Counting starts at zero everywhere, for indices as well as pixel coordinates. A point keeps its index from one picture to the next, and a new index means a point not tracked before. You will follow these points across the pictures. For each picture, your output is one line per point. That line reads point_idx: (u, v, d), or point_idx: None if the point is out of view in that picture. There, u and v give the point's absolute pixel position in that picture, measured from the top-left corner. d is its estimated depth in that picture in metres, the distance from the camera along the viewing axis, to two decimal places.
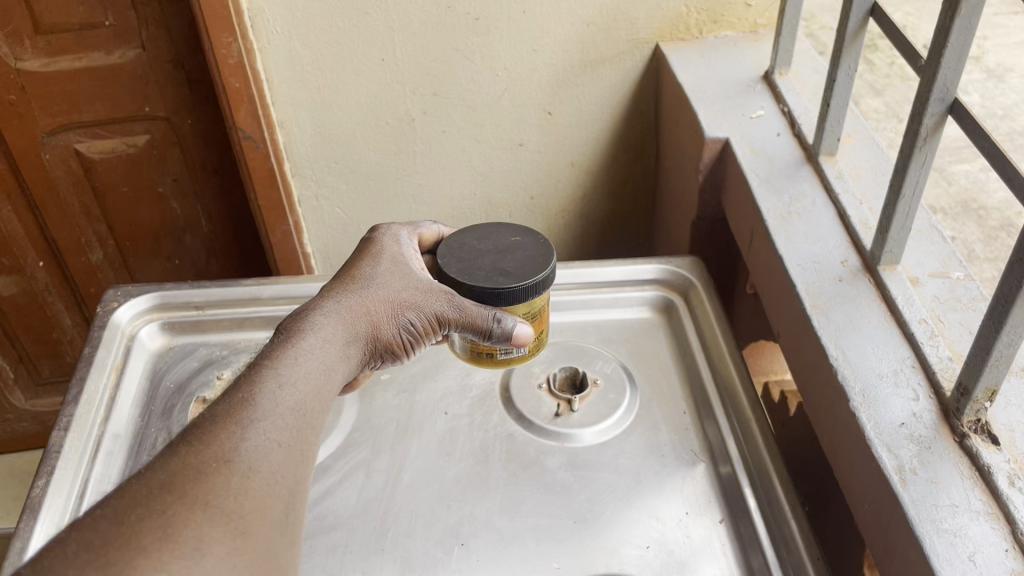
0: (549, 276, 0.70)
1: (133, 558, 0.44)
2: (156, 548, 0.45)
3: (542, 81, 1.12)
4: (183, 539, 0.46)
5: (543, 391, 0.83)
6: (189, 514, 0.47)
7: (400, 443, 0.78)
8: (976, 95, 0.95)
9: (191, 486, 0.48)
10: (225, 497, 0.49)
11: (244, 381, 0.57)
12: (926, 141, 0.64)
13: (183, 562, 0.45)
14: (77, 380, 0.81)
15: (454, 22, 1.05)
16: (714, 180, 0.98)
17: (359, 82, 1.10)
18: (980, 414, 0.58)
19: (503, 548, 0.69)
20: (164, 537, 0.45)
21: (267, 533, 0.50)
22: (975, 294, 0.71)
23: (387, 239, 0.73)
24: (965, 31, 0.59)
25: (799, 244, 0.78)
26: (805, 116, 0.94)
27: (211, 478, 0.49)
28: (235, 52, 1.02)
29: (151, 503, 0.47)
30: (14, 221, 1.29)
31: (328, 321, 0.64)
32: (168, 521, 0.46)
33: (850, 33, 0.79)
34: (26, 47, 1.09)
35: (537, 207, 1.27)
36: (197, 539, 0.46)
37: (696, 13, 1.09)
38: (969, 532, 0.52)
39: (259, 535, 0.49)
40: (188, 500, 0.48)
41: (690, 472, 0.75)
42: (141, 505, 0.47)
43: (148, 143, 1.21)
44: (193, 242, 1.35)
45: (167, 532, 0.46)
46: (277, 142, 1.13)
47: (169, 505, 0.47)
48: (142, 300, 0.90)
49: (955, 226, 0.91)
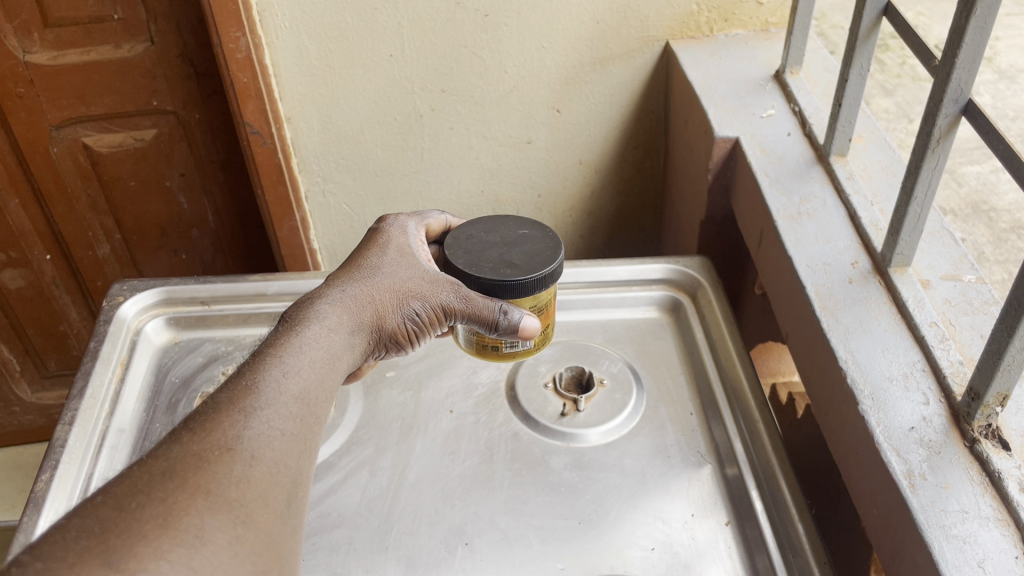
0: (556, 269, 0.70)
1: (133, 545, 0.43)
2: (155, 535, 0.44)
3: (551, 78, 1.12)
4: (182, 526, 0.46)
5: (548, 390, 0.82)
6: (189, 503, 0.47)
7: (404, 441, 0.78)
8: (987, 96, 0.94)
9: (194, 474, 0.48)
10: (227, 486, 0.49)
11: (248, 368, 0.57)
12: (940, 142, 0.63)
13: (183, 549, 0.45)
14: (82, 374, 0.81)
15: (462, 18, 1.05)
16: (723, 180, 0.97)
17: (367, 76, 1.09)
18: (991, 419, 0.57)
19: (507, 548, 0.69)
20: (164, 525, 0.45)
21: (270, 523, 0.50)
22: (986, 297, 0.70)
23: (393, 229, 0.73)
24: (980, 30, 0.58)
25: (809, 245, 0.77)
26: (816, 116, 0.93)
27: (213, 467, 0.49)
28: (244, 46, 1.02)
29: (152, 490, 0.47)
30: (21, 214, 1.30)
31: (333, 309, 0.64)
32: (168, 508, 0.46)
33: (863, 32, 0.78)
34: (35, 40, 1.09)
35: (545, 205, 1.27)
36: (197, 527, 0.46)
37: (706, 11, 1.08)
38: (978, 539, 0.51)
39: (262, 525, 0.49)
40: (189, 488, 0.47)
41: (697, 473, 0.75)
42: (142, 492, 0.46)
43: (156, 138, 1.21)
44: (199, 237, 1.35)
45: (166, 520, 0.45)
46: (284, 137, 1.13)
47: (170, 493, 0.47)
48: (147, 294, 0.90)
49: (965, 228, 0.90)
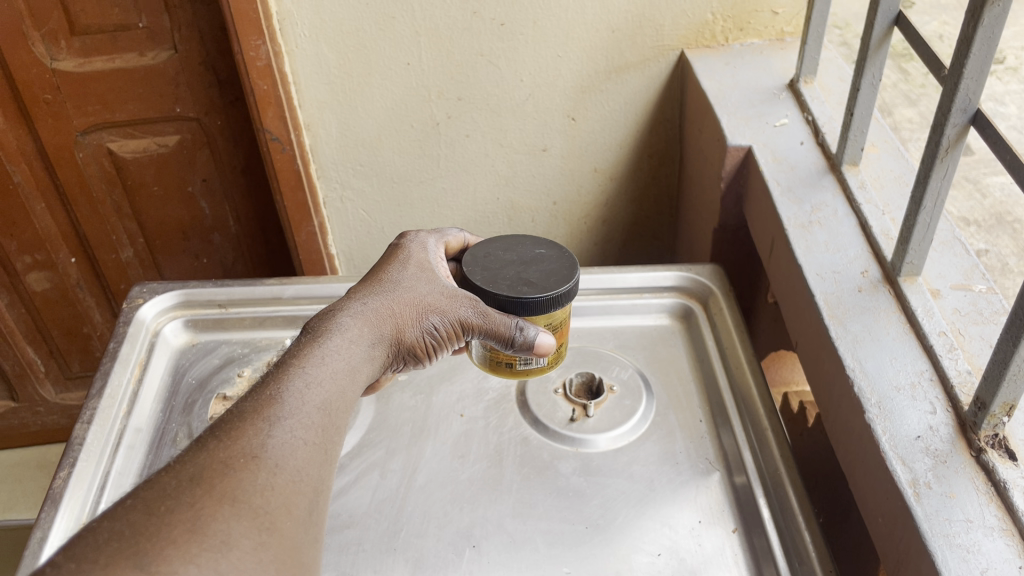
0: (572, 288, 0.70)
1: (162, 550, 0.45)
2: (184, 540, 0.46)
3: (567, 87, 1.13)
4: (210, 531, 0.47)
5: (559, 395, 0.83)
6: (216, 508, 0.48)
7: (415, 444, 0.79)
8: (1013, 105, 0.92)
9: (218, 481, 0.49)
10: (251, 492, 0.50)
11: (271, 379, 0.58)
12: (948, 152, 0.63)
13: (210, 554, 0.46)
14: (102, 374, 0.83)
15: (478, 28, 1.06)
16: (736, 189, 0.98)
17: (386, 84, 1.11)
18: (998, 429, 0.57)
19: (514, 551, 0.69)
20: (192, 529, 0.46)
21: (292, 530, 0.51)
22: (997, 307, 0.70)
23: (413, 245, 0.74)
24: (988, 41, 0.58)
25: (820, 253, 0.77)
26: (829, 125, 0.93)
27: (238, 475, 0.50)
28: (264, 55, 1.04)
29: (180, 495, 0.48)
30: (47, 218, 1.33)
31: (354, 322, 0.65)
32: (195, 514, 0.47)
33: (875, 43, 0.78)
34: (62, 47, 1.12)
35: (559, 212, 1.27)
36: (224, 533, 0.47)
37: (722, 20, 1.08)
38: (983, 549, 0.51)
39: (286, 532, 0.50)
40: (215, 494, 0.49)
41: (705, 481, 0.75)
42: (170, 498, 0.48)
43: (179, 144, 1.24)
44: (221, 242, 1.38)
45: (194, 525, 0.47)
46: (303, 144, 1.15)
47: (197, 498, 0.48)
48: (167, 297, 0.93)
49: (988, 238, 0.89)
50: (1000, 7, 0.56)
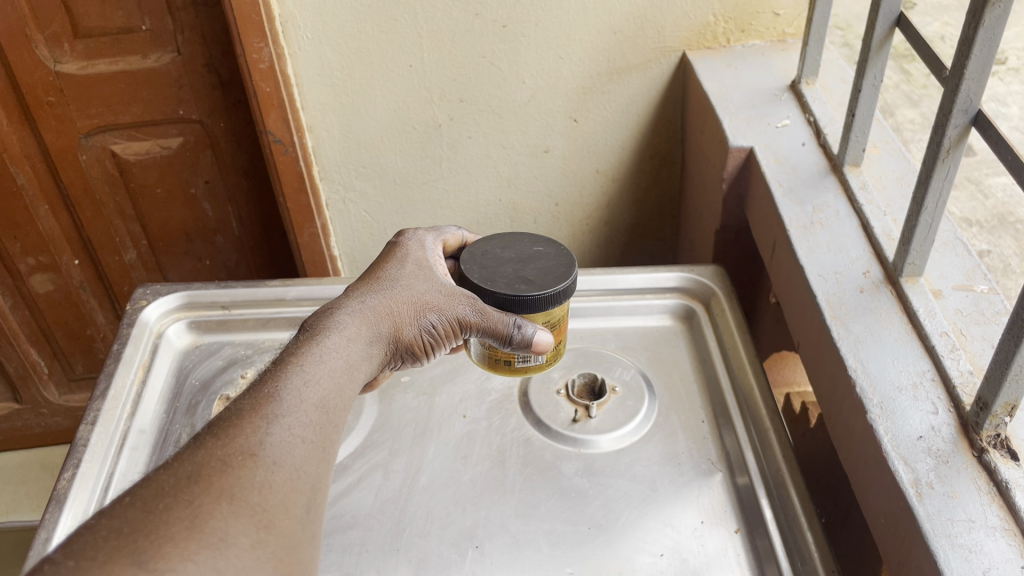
0: (570, 286, 0.71)
1: (161, 547, 0.45)
2: (183, 537, 0.46)
3: (569, 88, 1.13)
4: (208, 529, 0.47)
5: (561, 396, 0.83)
6: (215, 506, 0.48)
7: (418, 445, 0.79)
8: (1015, 106, 0.92)
9: (217, 479, 0.50)
10: (250, 491, 0.50)
11: (269, 377, 0.58)
12: (949, 152, 0.63)
13: (209, 551, 0.46)
14: (106, 375, 0.84)
15: (480, 29, 1.07)
16: (738, 190, 0.98)
17: (388, 86, 1.11)
18: (1000, 429, 0.57)
19: (517, 552, 0.69)
20: (191, 527, 0.47)
21: (291, 529, 0.51)
22: (998, 308, 0.70)
23: (412, 243, 0.74)
24: (988, 42, 0.58)
25: (821, 254, 0.77)
26: (831, 126, 0.93)
27: (236, 473, 0.51)
28: (267, 57, 1.04)
29: (178, 493, 0.48)
30: (50, 220, 1.33)
31: (352, 320, 0.65)
32: (194, 511, 0.47)
33: (875, 43, 0.78)
34: (66, 50, 1.13)
35: (562, 214, 1.28)
36: (222, 530, 0.47)
37: (724, 22, 1.08)
38: (982, 548, 0.51)
39: (284, 530, 0.50)
40: (214, 492, 0.49)
41: (707, 482, 0.75)
42: (168, 496, 0.48)
43: (182, 146, 1.24)
44: (224, 244, 1.38)
45: (193, 523, 0.47)
46: (306, 146, 1.16)
47: (196, 496, 0.48)
48: (170, 299, 0.93)
49: (991, 239, 0.89)
50: (1000, 8, 0.56)
